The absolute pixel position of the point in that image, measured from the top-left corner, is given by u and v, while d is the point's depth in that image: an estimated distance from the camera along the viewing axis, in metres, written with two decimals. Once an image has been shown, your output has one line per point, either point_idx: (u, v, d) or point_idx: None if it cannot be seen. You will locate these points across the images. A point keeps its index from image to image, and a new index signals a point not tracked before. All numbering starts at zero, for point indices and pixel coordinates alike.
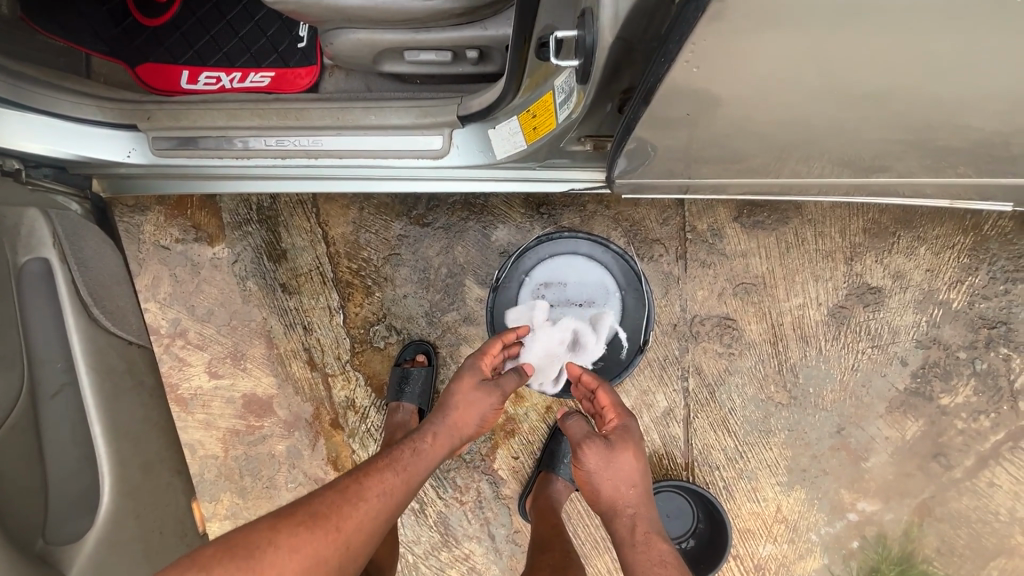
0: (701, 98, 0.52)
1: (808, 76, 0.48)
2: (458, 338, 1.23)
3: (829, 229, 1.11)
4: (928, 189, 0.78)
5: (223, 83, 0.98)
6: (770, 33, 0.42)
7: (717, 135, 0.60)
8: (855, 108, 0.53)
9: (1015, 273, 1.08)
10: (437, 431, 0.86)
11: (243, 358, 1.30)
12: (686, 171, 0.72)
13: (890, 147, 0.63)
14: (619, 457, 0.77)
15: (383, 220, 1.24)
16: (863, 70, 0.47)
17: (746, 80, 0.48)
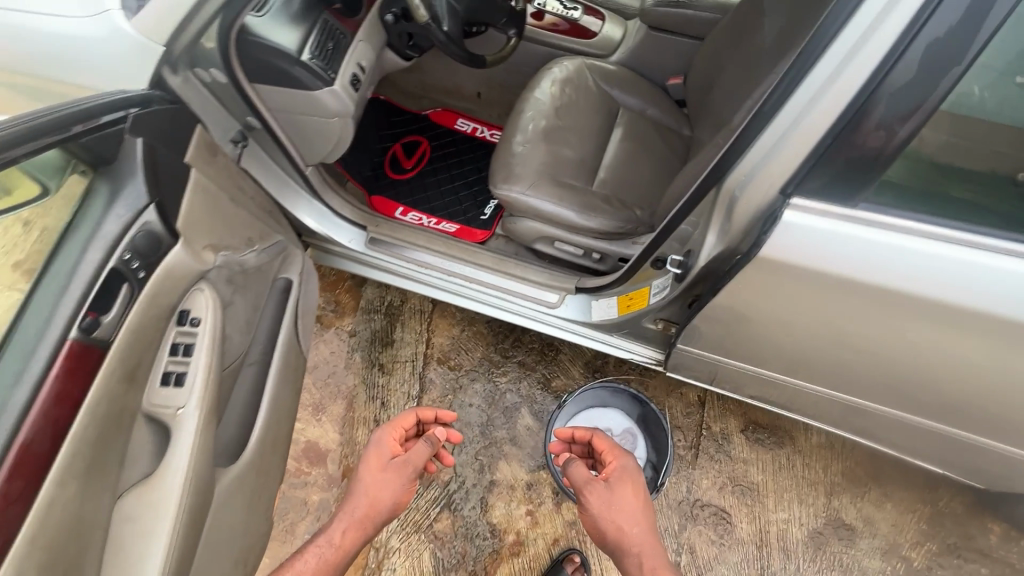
0: (747, 322, 0.89)
1: (807, 331, 0.85)
2: (499, 453, 1.47)
3: (814, 463, 1.39)
4: (893, 440, 1.08)
5: (425, 222, 1.50)
6: (791, 304, 0.80)
7: (752, 347, 0.96)
8: (831, 353, 0.88)
9: (966, 551, 1.29)
10: (344, 527, 1.02)
11: (322, 412, 1.56)
12: (719, 363, 1.08)
13: (862, 391, 0.95)
14: (619, 498, 0.99)
15: (475, 342, 1.62)
16: (839, 338, 0.83)
17: (774, 321, 0.86)
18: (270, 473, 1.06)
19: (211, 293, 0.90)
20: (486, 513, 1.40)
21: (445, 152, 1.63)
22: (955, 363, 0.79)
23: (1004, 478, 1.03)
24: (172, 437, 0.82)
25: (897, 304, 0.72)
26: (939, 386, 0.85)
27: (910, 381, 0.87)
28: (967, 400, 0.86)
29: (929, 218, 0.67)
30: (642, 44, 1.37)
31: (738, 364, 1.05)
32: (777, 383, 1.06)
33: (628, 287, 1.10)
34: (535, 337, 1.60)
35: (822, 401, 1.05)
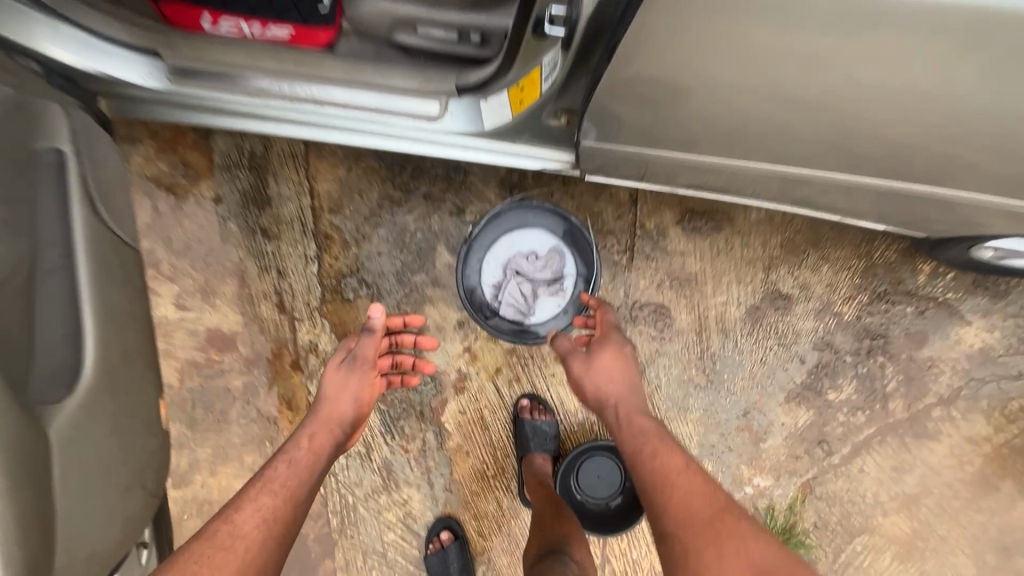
0: (654, 80, 0.75)
1: (722, 79, 0.72)
2: (423, 298, 1.33)
3: (753, 241, 1.31)
4: (829, 189, 1.02)
5: (246, 32, 0.99)
6: (693, 40, 0.65)
7: (670, 117, 0.84)
8: (763, 97, 0.73)
9: (895, 295, 1.30)
10: (314, 429, 0.96)
11: (213, 295, 1.35)
12: (644, 143, 0.96)
13: (791, 142, 0.86)
14: (598, 364, 1.02)
15: (368, 182, 1.35)
16: (758, 79, 0.70)
17: (683, 70, 0.71)
18: (140, 387, 0.90)
19: None
20: (421, 359, 1.32)
21: None
22: (884, 80, 0.67)
23: (925, 208, 1.02)
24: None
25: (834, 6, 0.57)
26: (867, 115, 0.74)
27: (838, 120, 0.77)
28: (898, 126, 0.75)
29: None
30: None
31: (666, 139, 0.92)
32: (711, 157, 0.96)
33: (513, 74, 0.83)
34: (437, 163, 1.35)
35: (754, 162, 0.94)
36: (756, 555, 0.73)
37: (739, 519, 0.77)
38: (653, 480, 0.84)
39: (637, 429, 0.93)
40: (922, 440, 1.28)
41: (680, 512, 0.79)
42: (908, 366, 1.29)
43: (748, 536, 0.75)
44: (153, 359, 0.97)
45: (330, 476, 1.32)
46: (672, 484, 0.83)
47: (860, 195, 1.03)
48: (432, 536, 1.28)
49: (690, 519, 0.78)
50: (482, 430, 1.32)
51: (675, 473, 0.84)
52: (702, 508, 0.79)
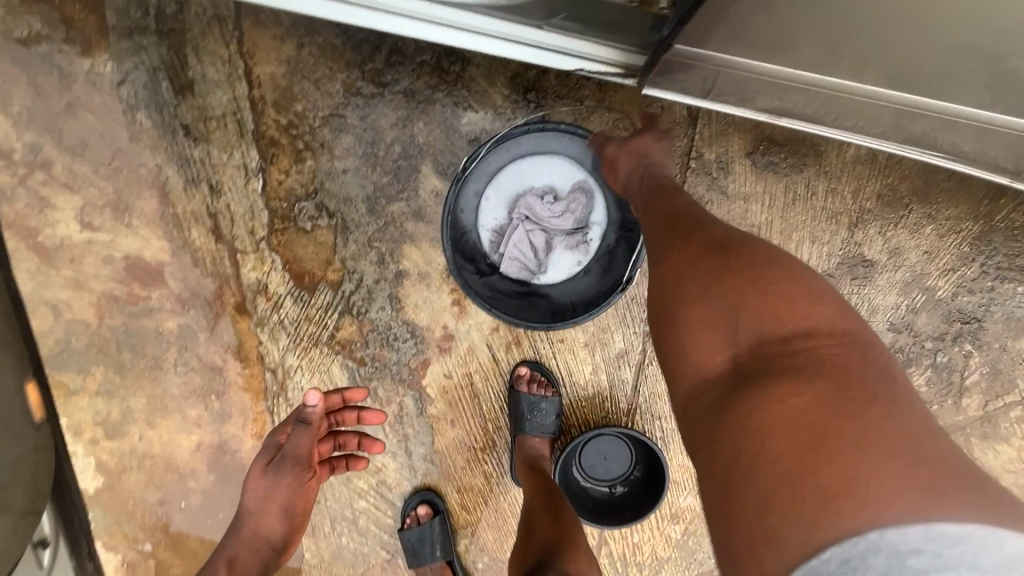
0: None
1: None
2: (402, 235, 1.02)
3: (843, 187, 0.98)
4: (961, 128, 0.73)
5: None
6: None
7: (765, 2, 0.54)
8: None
9: (1007, 271, 1.01)
10: (238, 551, 0.90)
11: (128, 213, 1.03)
12: (724, 40, 0.63)
13: (934, 46, 0.58)
14: (634, 145, 0.85)
15: (327, 67, 0.97)
16: None
17: None
18: None
19: None
20: (399, 312, 1.06)
21: None
22: None
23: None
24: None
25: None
26: None
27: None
28: None
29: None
30: None
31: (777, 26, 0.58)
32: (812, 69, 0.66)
33: None
34: (423, 45, 0.96)
35: (884, 72, 0.64)
36: (717, 238, 0.63)
37: (716, 226, 0.65)
38: (651, 206, 0.74)
39: (653, 180, 0.79)
40: (990, 443, 1.08)
41: (665, 220, 0.70)
42: (999, 358, 1.05)
43: (715, 228, 0.64)
44: (11, 328, 0.69)
45: None
46: (670, 208, 0.72)
47: (996, 138, 0.75)
48: (409, 510, 1.12)
49: (675, 224, 0.68)
50: (471, 398, 1.10)
51: (671, 203, 0.73)
52: (689, 220, 0.68)
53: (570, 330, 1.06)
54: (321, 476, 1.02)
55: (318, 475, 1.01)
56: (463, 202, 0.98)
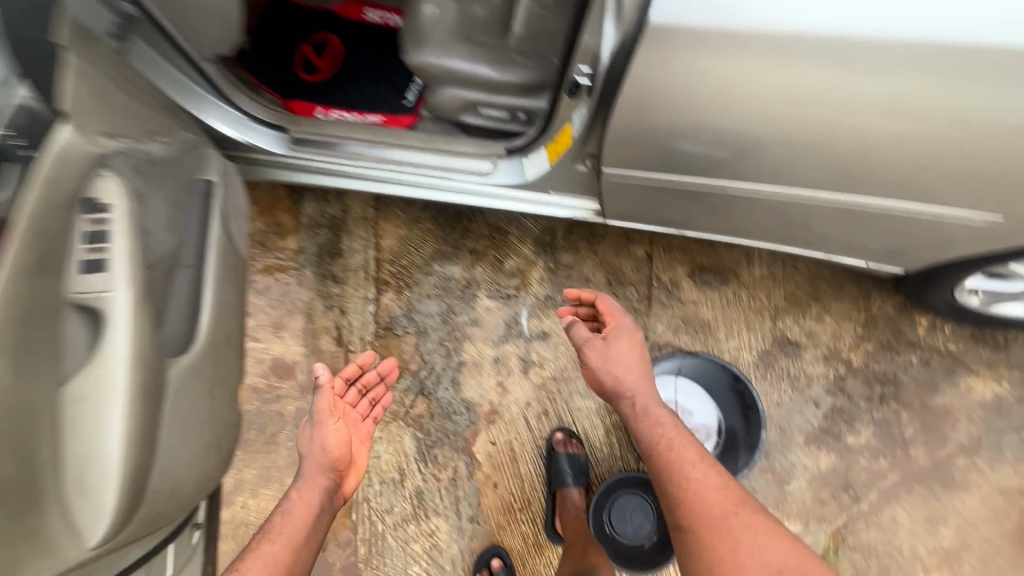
0: (646, 139, 0.96)
1: (695, 132, 0.93)
2: (463, 336, 1.50)
3: (758, 293, 1.47)
4: (822, 238, 1.18)
5: (347, 118, 1.42)
6: (667, 108, 0.88)
7: (665, 171, 1.05)
8: (751, 136, 0.91)
9: (899, 345, 1.40)
10: (303, 485, 1.06)
11: (282, 329, 1.56)
12: (653, 198, 1.16)
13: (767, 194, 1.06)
14: (614, 351, 1.03)
15: (424, 239, 1.61)
16: (718, 130, 0.91)
17: (669, 127, 0.92)
18: (225, 367, 1.07)
19: (117, 180, 0.86)
20: (458, 391, 1.45)
21: (356, 44, 1.52)
22: (819, 121, 0.86)
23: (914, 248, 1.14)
24: (103, 317, 0.80)
25: (791, 56, 0.78)
26: (818, 159, 0.93)
27: (796, 162, 0.95)
28: (847, 165, 0.93)
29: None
30: None
31: (674, 184, 1.09)
32: (711, 208, 1.16)
33: (552, 128, 1.09)
34: (482, 224, 1.61)
35: (747, 209, 1.13)
36: (767, 554, 0.81)
37: (761, 534, 0.83)
38: (673, 480, 0.92)
39: (653, 419, 0.99)
40: (951, 490, 1.29)
41: (694, 505, 0.89)
42: (924, 414, 1.35)
43: (761, 540, 0.82)
44: (238, 350, 1.13)
45: (364, 502, 1.38)
46: (690, 481, 0.91)
47: (851, 245, 1.18)
48: (481, 566, 1.31)
49: (702, 512, 0.87)
50: (510, 462, 1.39)
51: (721, 489, 0.90)
52: (724, 505, 0.88)
53: (584, 401, 1.42)
54: (365, 430, 1.26)
55: (358, 424, 1.24)
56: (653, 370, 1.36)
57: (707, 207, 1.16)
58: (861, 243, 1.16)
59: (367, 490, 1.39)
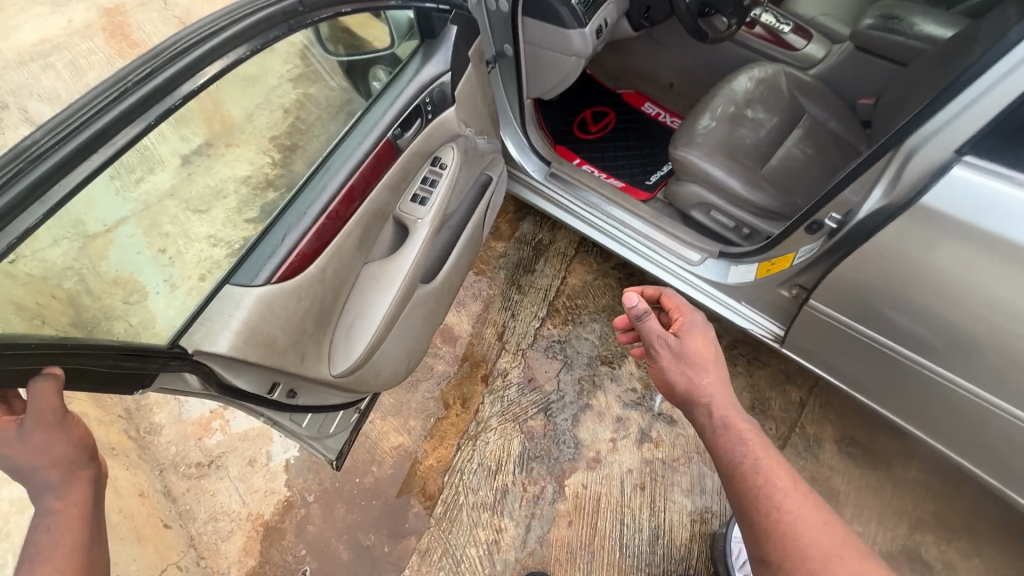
0: (865, 289, 1.06)
1: (916, 302, 1.01)
2: (599, 385, 1.65)
3: (904, 494, 1.40)
4: (1003, 459, 1.15)
5: (596, 174, 1.71)
6: (901, 271, 0.98)
7: (866, 324, 1.13)
8: (972, 330, 0.97)
9: None
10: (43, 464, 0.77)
11: (461, 305, 1.81)
12: (840, 346, 1.22)
13: (961, 390, 1.08)
14: (690, 350, 1.00)
15: (603, 292, 1.82)
16: (941, 309, 0.98)
17: (893, 287, 1.01)
18: (434, 308, 1.35)
19: (455, 152, 1.26)
20: (575, 427, 1.59)
21: (627, 125, 1.84)
22: None
23: None
24: (410, 235, 1.18)
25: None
26: None
27: (1010, 372, 0.98)
28: None
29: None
30: (843, 62, 1.50)
31: (871, 342, 1.15)
32: (894, 379, 1.19)
33: (774, 251, 1.23)
34: None
35: (933, 397, 1.15)
36: None
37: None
38: (761, 507, 0.86)
39: (733, 433, 0.93)
40: None
41: (787, 543, 0.82)
42: None
43: None
44: (446, 301, 1.42)
45: (458, 473, 1.55)
46: (780, 514, 0.84)
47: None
48: None
49: (796, 553, 0.81)
50: (592, 511, 1.47)
51: (808, 521, 0.83)
52: (826, 545, 0.81)
53: (682, 498, 1.46)
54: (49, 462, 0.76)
55: (38, 433, 0.74)
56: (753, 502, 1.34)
57: (891, 376, 1.19)
58: None
59: (465, 464, 1.56)
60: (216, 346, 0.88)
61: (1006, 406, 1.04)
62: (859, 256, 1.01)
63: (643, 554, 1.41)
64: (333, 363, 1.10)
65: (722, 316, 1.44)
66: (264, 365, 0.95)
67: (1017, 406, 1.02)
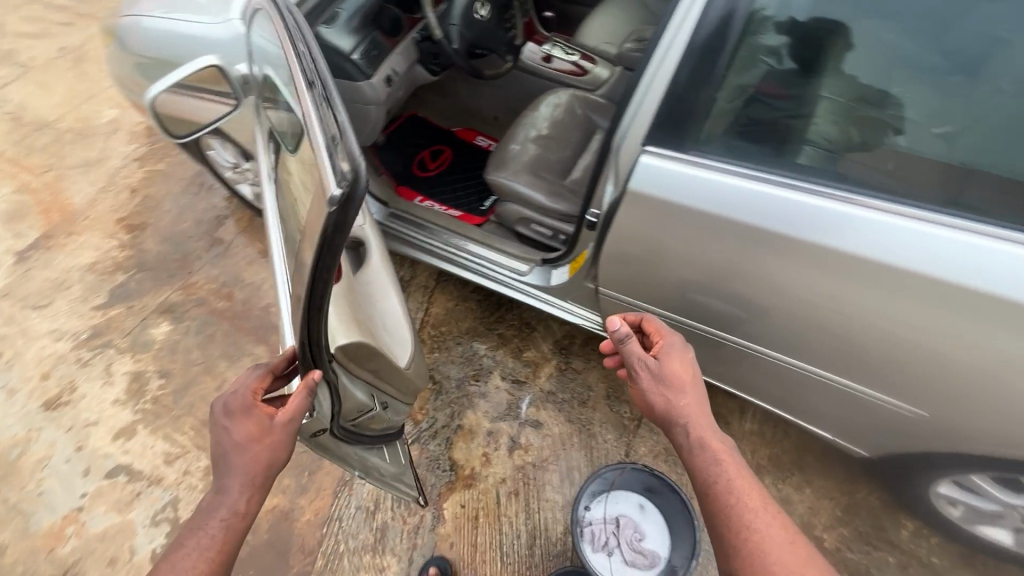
0: (632, 270, 1.19)
1: (670, 274, 1.15)
2: (470, 404, 1.70)
3: (742, 446, 1.54)
4: (794, 403, 1.26)
5: (434, 207, 1.81)
6: (646, 249, 1.12)
7: (648, 302, 1.26)
8: (715, 289, 1.11)
9: (874, 538, 1.40)
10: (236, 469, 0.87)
11: None
12: None
13: (737, 346, 1.20)
14: (670, 374, 1.00)
15: (465, 315, 1.89)
16: (687, 275, 1.12)
17: (648, 264, 1.16)
18: None
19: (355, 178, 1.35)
20: (448, 450, 1.62)
21: (462, 158, 1.98)
22: (771, 292, 1.04)
23: (876, 436, 1.19)
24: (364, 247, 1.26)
25: (742, 241, 1.00)
26: (774, 324, 1.09)
27: (757, 323, 1.11)
28: (795, 335, 1.08)
29: (775, 168, 0.97)
30: (620, 84, 1.74)
31: (660, 317, 1.27)
32: (694, 350, 1.31)
33: (574, 250, 1.37)
34: (516, 316, 1.87)
35: (723, 358, 1.27)
36: None
37: None
38: (730, 524, 0.85)
39: (708, 454, 0.93)
40: None
41: (750, 559, 0.81)
42: None
43: None
44: None
45: (336, 520, 1.53)
46: (747, 531, 0.84)
47: (821, 417, 1.25)
48: None
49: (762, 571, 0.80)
50: (470, 528, 1.50)
51: (776, 540, 0.83)
52: (789, 564, 0.80)
53: (554, 494, 1.54)
54: (244, 465, 0.87)
55: (270, 435, 0.88)
56: (603, 484, 1.42)
57: (691, 347, 1.31)
58: (827, 418, 1.24)
59: (343, 510, 1.54)
60: (341, 339, 0.99)
61: (773, 355, 1.16)
62: (614, 240, 1.16)
63: (523, 558, 1.46)
64: (399, 355, 1.17)
65: (558, 316, 1.58)
66: (366, 357, 1.05)
67: (783, 353, 1.13)
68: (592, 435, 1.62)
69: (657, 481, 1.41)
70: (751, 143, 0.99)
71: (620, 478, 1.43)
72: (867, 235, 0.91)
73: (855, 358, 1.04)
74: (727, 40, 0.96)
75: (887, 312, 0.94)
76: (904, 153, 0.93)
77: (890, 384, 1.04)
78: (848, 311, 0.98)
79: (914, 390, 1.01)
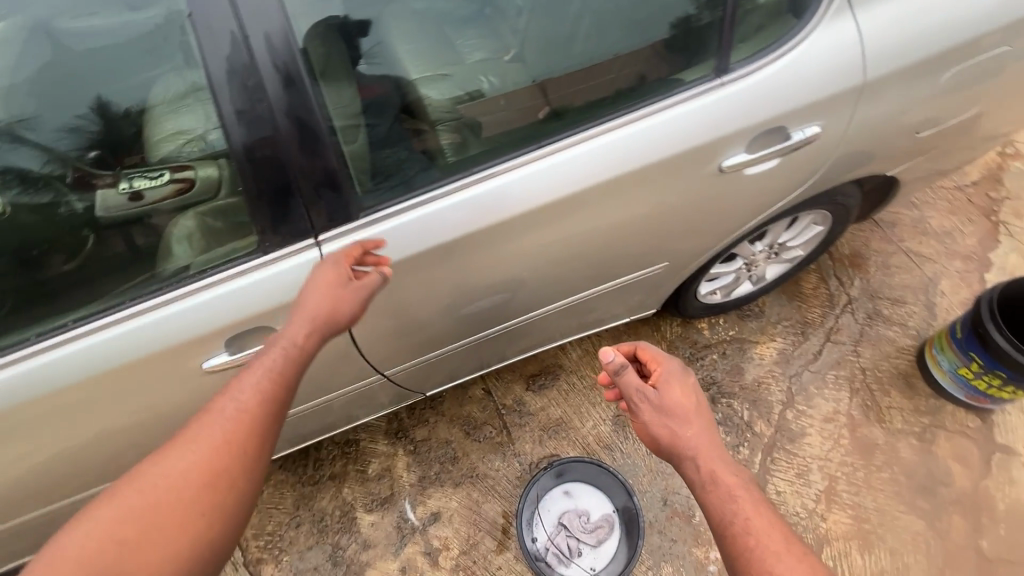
0: (396, 337, 1.11)
1: (428, 316, 1.09)
2: (362, 565, 1.45)
3: (584, 372, 1.66)
4: (589, 321, 1.39)
5: None
6: (391, 315, 1.05)
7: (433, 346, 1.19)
8: (470, 298, 1.10)
9: (699, 349, 1.68)
10: (285, 354, 0.81)
11: None
12: (445, 364, 1.28)
13: (523, 318, 1.24)
14: (671, 405, 0.88)
15: (279, 494, 1.54)
16: (440, 306, 1.09)
17: (404, 324, 1.08)
18: None
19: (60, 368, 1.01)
20: None
21: None
22: (509, 269, 1.08)
23: (649, 296, 1.39)
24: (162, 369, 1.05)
25: (456, 251, 0.99)
26: (532, 285, 1.14)
27: (520, 295, 1.16)
28: (550, 281, 1.16)
29: (427, 175, 0.95)
30: None
31: (451, 349, 1.23)
32: (498, 347, 1.31)
33: None
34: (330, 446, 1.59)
35: (522, 334, 1.31)
36: None
37: None
38: (748, 569, 0.74)
39: (723, 492, 0.80)
40: (798, 441, 1.54)
41: None
42: (747, 393, 1.61)
43: None
44: None
45: None
46: None
47: (612, 314, 1.40)
48: None
49: None
50: None
51: None
52: None
53: (501, 556, 1.44)
54: (309, 319, 0.83)
55: (346, 304, 0.86)
56: (529, 505, 1.46)
57: (495, 348, 1.31)
58: (615, 312, 1.39)
59: None
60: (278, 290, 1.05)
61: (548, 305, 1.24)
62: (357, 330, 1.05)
63: None
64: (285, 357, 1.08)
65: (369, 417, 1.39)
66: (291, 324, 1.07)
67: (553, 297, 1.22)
68: (485, 476, 1.53)
69: (563, 463, 1.49)
70: (401, 165, 0.93)
71: (537, 488, 1.47)
72: (547, 180, 0.98)
73: (596, 263, 1.17)
74: (303, 91, 0.83)
75: (600, 220, 1.07)
76: (508, 92, 0.97)
77: (628, 259, 1.21)
78: (566, 241, 1.08)
79: (643, 253, 1.20)
